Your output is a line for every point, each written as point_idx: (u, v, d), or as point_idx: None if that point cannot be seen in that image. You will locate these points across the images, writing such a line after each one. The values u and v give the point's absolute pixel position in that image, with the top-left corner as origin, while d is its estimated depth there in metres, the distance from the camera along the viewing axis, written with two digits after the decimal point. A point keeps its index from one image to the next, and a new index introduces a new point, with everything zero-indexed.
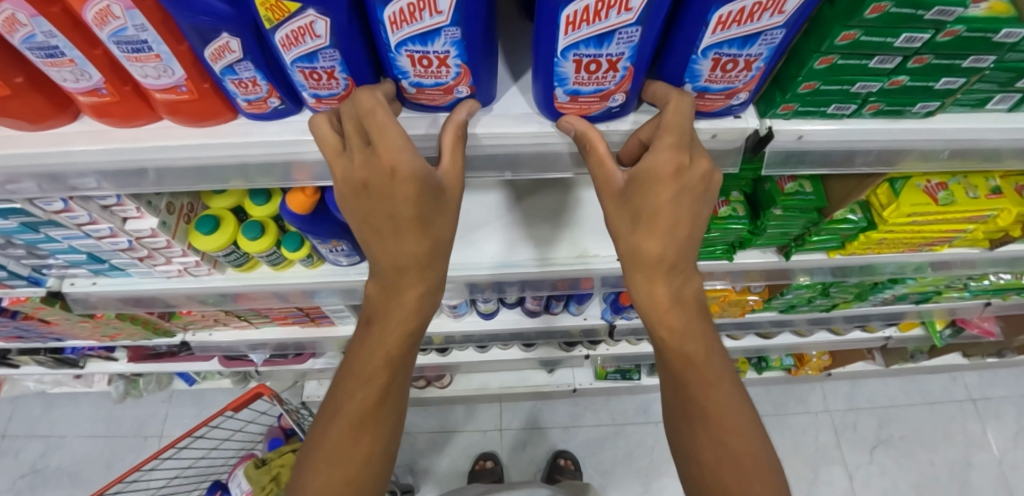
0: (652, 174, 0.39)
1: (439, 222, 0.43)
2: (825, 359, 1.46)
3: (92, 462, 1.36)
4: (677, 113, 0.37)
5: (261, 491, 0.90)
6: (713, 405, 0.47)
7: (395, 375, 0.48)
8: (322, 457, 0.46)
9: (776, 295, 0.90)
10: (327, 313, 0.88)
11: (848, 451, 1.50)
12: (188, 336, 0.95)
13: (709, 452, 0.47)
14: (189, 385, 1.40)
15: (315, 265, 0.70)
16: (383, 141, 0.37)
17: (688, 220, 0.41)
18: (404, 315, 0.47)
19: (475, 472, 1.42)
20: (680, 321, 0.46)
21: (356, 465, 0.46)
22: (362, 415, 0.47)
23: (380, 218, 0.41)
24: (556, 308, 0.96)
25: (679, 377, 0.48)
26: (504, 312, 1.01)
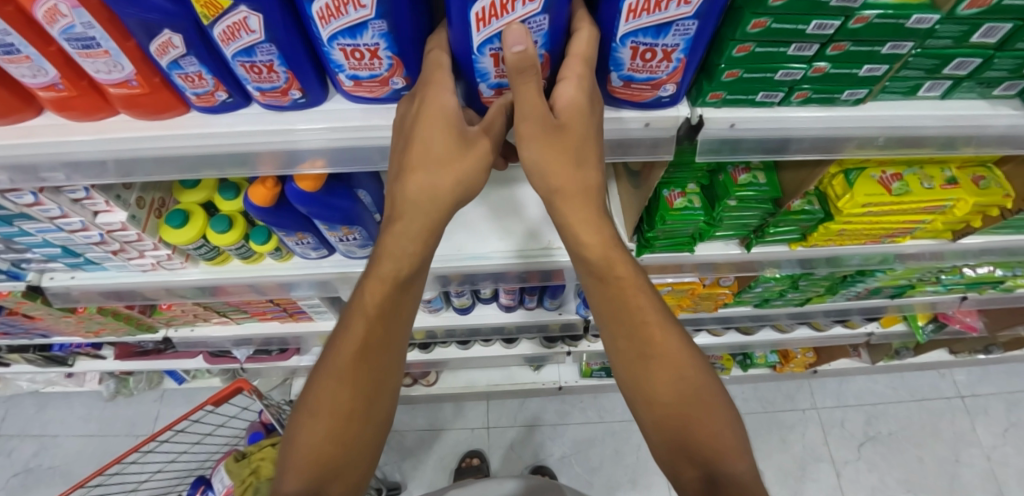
0: (574, 107, 0.40)
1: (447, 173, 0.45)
2: (810, 356, 1.46)
3: (84, 460, 1.38)
4: (589, 41, 0.38)
5: (240, 484, 0.91)
6: (664, 349, 0.49)
7: (379, 331, 0.50)
8: (312, 409, 0.50)
9: (746, 288, 0.91)
10: (304, 307, 0.90)
11: (836, 448, 1.50)
12: (170, 332, 0.98)
13: (664, 388, 0.49)
14: (179, 383, 1.42)
15: (285, 258, 0.72)
16: (436, 92, 0.39)
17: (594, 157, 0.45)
18: (384, 276, 0.49)
19: (462, 469, 1.43)
20: (625, 271, 0.49)
21: (345, 417, 0.50)
22: (350, 374, 0.50)
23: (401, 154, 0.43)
24: (531, 303, 0.98)
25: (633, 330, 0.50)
26: (481, 307, 1.03)
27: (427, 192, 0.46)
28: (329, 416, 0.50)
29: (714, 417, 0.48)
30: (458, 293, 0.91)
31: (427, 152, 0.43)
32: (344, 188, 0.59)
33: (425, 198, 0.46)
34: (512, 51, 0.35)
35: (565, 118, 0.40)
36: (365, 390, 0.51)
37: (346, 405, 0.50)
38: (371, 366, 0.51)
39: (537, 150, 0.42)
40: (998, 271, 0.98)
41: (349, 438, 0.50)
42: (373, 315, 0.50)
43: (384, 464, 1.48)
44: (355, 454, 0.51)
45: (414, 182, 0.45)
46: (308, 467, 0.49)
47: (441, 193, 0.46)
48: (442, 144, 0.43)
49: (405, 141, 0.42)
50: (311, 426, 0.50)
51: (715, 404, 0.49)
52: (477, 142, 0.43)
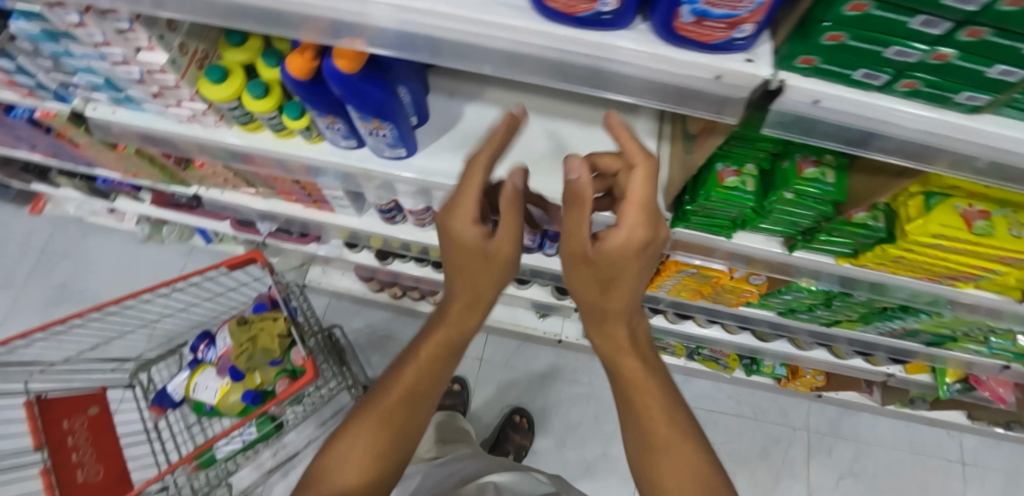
0: (622, 249, 0.46)
1: (490, 258, 0.52)
2: (820, 379, 1.39)
3: (113, 289, 1.49)
4: (643, 182, 0.45)
5: (237, 347, 0.97)
6: (673, 444, 0.54)
7: (422, 373, 0.59)
8: (349, 439, 0.57)
9: (775, 292, 0.85)
10: (327, 197, 0.90)
11: (815, 472, 1.47)
12: (201, 190, 1.00)
13: (671, 478, 0.53)
14: (206, 243, 1.48)
15: (314, 140, 0.71)
16: (472, 175, 0.49)
17: (641, 283, 0.52)
18: (437, 341, 0.59)
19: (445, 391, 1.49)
20: (631, 367, 0.56)
21: (367, 463, 0.56)
22: (381, 426, 0.57)
23: (446, 245, 0.53)
24: (551, 249, 0.95)
25: (643, 415, 0.56)
26: None
27: (469, 294, 0.56)
28: (365, 452, 0.56)
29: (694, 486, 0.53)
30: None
31: (461, 246, 0.51)
32: (382, 79, 0.56)
33: (465, 279, 0.55)
34: (571, 177, 0.44)
35: (603, 254, 0.47)
36: (401, 426, 0.58)
37: (382, 442, 0.56)
38: (401, 413, 0.58)
39: (576, 274, 0.51)
40: None
41: (377, 469, 0.56)
42: (421, 366, 0.59)
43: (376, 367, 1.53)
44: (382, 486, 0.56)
45: (457, 278, 0.55)
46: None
47: (480, 281, 0.54)
48: (467, 262, 0.52)
49: (444, 227, 0.51)
50: (333, 472, 0.55)
51: (699, 475, 0.53)
52: (501, 248, 0.51)
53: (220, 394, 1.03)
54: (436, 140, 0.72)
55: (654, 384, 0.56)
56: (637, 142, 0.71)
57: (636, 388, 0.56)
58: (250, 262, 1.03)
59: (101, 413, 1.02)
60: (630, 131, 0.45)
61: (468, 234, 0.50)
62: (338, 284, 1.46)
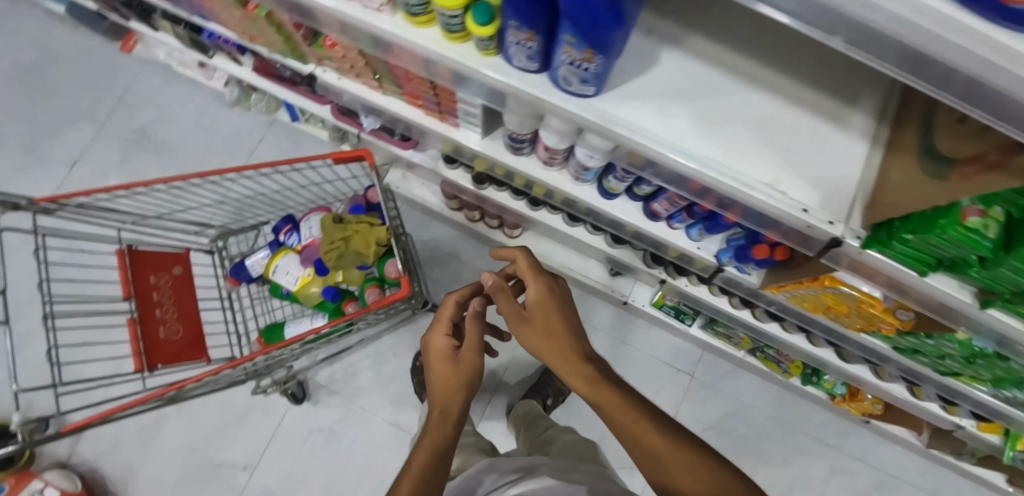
0: (536, 302, 0.76)
1: (464, 359, 0.79)
2: (876, 407, 1.32)
3: (191, 146, 1.47)
4: (528, 261, 0.81)
5: (329, 244, 0.93)
6: (669, 452, 0.60)
7: (437, 423, 0.73)
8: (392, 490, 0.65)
9: (918, 333, 0.79)
10: (461, 113, 0.83)
11: (831, 492, 1.45)
12: (318, 72, 0.93)
13: (687, 479, 0.58)
14: (292, 120, 1.42)
15: (486, 52, 0.62)
16: (440, 328, 0.84)
17: (567, 326, 0.74)
18: (441, 399, 0.76)
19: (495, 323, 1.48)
20: (610, 395, 0.66)
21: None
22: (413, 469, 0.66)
23: (438, 352, 0.81)
24: (679, 223, 0.88)
25: (639, 440, 0.63)
26: (623, 200, 0.92)
27: (455, 375, 0.78)
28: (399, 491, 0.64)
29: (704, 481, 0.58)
30: (620, 176, 0.80)
31: (441, 348, 0.81)
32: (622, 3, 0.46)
33: (452, 362, 0.79)
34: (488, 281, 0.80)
35: (530, 311, 0.75)
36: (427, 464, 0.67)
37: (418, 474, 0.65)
38: (432, 455, 0.68)
39: (526, 338, 0.75)
40: None
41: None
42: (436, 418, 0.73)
43: (436, 280, 1.53)
44: None
45: (443, 376, 0.78)
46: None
47: (465, 359, 0.79)
48: (445, 367, 0.78)
49: (428, 361, 0.82)
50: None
51: (705, 473, 0.58)
52: (464, 356, 0.80)
53: (302, 283, 1.04)
54: (627, 82, 0.63)
55: (624, 400, 0.66)
56: (849, 139, 0.64)
57: (623, 423, 0.65)
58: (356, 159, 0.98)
59: (185, 274, 1.02)
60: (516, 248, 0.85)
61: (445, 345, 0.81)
62: (416, 193, 1.40)
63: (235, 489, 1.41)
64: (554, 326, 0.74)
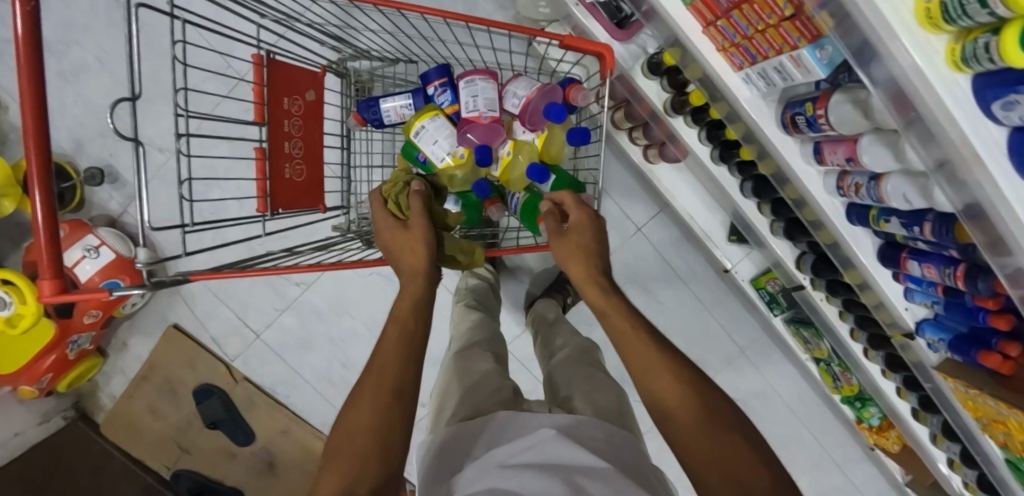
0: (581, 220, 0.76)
1: (417, 248, 0.71)
2: (894, 446, 1.39)
3: None
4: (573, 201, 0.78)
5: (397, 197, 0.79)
6: (664, 377, 0.59)
7: (403, 322, 0.62)
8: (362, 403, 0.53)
9: None
10: (767, 65, 0.61)
11: (803, 481, 1.61)
12: None
13: (683, 415, 0.56)
14: None
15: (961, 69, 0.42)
16: (388, 222, 0.75)
17: (591, 237, 0.75)
18: (404, 300, 0.65)
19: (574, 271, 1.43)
20: (624, 325, 0.66)
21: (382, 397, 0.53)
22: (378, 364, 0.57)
23: (399, 241, 0.73)
24: (913, 285, 0.75)
25: (630, 354, 0.63)
26: (864, 231, 0.77)
27: (413, 269, 0.70)
28: (372, 403, 0.53)
29: (650, 365, 0.61)
30: (913, 229, 0.65)
31: (400, 232, 0.74)
32: None
33: (412, 268, 0.70)
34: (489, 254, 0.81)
35: (569, 228, 0.76)
36: (404, 372, 0.56)
37: (389, 393, 0.54)
38: (401, 335, 0.60)
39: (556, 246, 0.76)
40: None
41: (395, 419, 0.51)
42: (399, 321, 0.62)
43: None
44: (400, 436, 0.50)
45: (410, 283, 0.68)
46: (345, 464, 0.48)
47: (419, 257, 0.70)
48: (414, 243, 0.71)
49: (389, 248, 0.74)
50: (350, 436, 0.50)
51: (687, 399, 0.57)
52: (415, 229, 0.73)
53: (448, 166, 0.86)
54: None
55: (643, 343, 0.63)
56: None
57: (629, 357, 0.63)
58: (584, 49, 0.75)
59: (316, 103, 0.83)
60: (567, 193, 0.80)
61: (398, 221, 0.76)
62: None
63: (284, 300, 1.40)
64: (586, 246, 0.74)
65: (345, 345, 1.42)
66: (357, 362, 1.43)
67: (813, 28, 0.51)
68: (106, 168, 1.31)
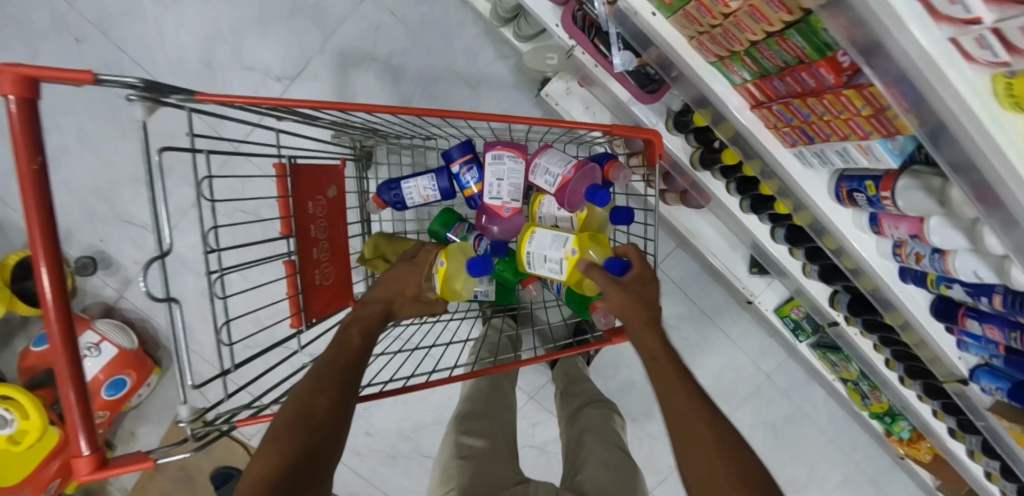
0: (642, 277, 0.70)
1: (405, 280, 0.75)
2: (926, 457, 1.40)
3: None
4: (640, 261, 0.72)
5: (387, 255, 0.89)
6: (709, 439, 0.55)
7: (359, 349, 0.65)
8: (293, 408, 0.55)
9: None
10: (827, 148, 0.59)
11: (836, 492, 1.62)
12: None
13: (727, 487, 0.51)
14: None
15: None
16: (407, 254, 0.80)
17: (648, 292, 0.69)
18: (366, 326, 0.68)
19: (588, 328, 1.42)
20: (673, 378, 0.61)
21: (313, 399, 0.56)
22: (323, 368, 0.61)
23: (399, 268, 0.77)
24: (966, 336, 0.75)
25: (676, 409, 0.58)
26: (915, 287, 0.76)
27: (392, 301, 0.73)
28: (293, 412, 0.55)
29: (687, 422, 0.57)
30: (979, 296, 0.63)
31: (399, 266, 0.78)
32: None
33: (394, 290, 0.74)
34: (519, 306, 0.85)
35: (629, 276, 0.70)
36: (330, 398, 0.57)
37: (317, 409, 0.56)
38: (347, 351, 0.64)
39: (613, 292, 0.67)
40: None
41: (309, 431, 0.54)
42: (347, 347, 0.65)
43: None
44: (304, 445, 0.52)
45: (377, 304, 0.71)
46: (288, 448, 0.52)
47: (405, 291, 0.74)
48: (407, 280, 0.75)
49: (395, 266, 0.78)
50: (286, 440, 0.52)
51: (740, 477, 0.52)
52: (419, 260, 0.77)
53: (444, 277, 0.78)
54: None
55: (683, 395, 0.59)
56: None
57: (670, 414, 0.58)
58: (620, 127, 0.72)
59: (337, 198, 0.79)
60: (636, 253, 0.73)
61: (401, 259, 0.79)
62: (573, 116, 1.15)
63: None
64: (646, 299, 0.68)
65: (368, 410, 1.37)
66: (380, 426, 1.38)
67: (891, 127, 0.49)
68: (97, 254, 1.24)
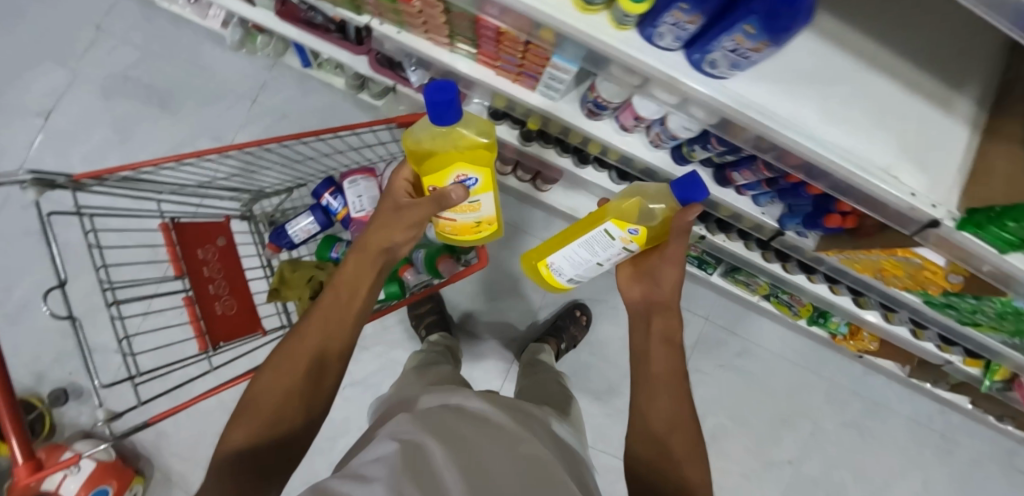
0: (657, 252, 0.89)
1: (389, 227, 0.75)
2: (873, 345, 1.46)
3: (190, 90, 1.37)
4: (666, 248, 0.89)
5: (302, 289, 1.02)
6: (668, 401, 0.71)
7: (350, 302, 0.73)
8: (279, 368, 0.65)
9: (961, 294, 0.85)
10: (543, 77, 0.78)
11: (823, 414, 1.63)
12: (375, 24, 0.84)
13: (663, 432, 0.68)
14: (303, 66, 1.31)
15: (621, 27, 0.58)
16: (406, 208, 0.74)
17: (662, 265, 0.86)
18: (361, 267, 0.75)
19: (574, 318, 1.49)
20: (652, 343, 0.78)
21: (306, 360, 0.66)
22: (310, 323, 0.69)
23: (399, 214, 0.74)
24: (750, 191, 0.89)
25: (655, 366, 0.75)
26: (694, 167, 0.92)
27: (374, 253, 0.76)
28: (287, 372, 0.65)
29: (668, 395, 0.72)
30: (710, 147, 0.79)
31: (393, 215, 0.75)
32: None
33: (376, 249, 0.75)
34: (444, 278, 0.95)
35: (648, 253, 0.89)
36: (317, 357, 0.67)
37: (301, 372, 0.65)
38: (343, 303, 0.72)
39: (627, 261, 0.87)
40: None
41: (302, 393, 0.64)
42: (337, 299, 0.72)
43: None
44: (298, 406, 0.64)
45: (354, 264, 0.75)
46: (285, 407, 0.63)
47: (373, 250, 0.76)
48: (375, 240, 0.76)
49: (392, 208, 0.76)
50: (266, 404, 0.62)
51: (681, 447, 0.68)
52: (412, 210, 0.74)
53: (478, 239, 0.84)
54: (766, 62, 0.60)
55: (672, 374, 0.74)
56: (951, 123, 0.65)
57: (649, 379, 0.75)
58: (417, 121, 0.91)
59: (229, 245, 0.96)
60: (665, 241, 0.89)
61: (399, 197, 0.77)
62: None
63: None
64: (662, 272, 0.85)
65: None
66: None
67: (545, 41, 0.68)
68: (69, 385, 1.38)
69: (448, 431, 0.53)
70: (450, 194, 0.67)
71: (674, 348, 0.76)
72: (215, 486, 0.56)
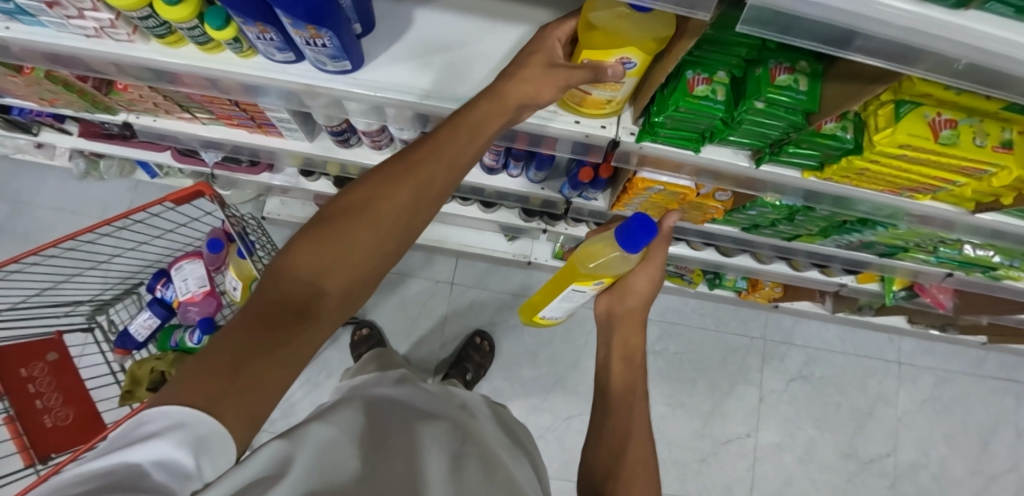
0: None
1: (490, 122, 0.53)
2: (777, 290, 1.43)
3: (60, 230, 1.45)
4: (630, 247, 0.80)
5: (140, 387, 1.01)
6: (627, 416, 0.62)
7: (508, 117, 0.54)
8: (367, 191, 0.47)
9: (740, 207, 0.85)
10: (273, 122, 0.84)
11: (767, 376, 1.53)
12: (131, 118, 0.91)
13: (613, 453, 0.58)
14: (152, 177, 1.39)
15: (246, 55, 0.63)
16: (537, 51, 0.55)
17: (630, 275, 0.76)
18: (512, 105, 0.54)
19: (473, 345, 1.46)
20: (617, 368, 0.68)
21: (396, 226, 0.47)
22: (460, 120, 0.51)
23: (519, 92, 0.53)
24: (516, 170, 0.91)
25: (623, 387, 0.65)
26: None
27: (482, 121, 0.52)
28: (372, 229, 0.45)
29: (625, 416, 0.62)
30: None
31: (522, 83, 0.53)
32: None
33: (478, 121, 0.52)
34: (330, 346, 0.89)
35: None
36: (413, 229, 0.49)
37: (398, 211, 0.47)
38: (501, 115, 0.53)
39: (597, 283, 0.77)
40: (995, 256, 0.91)
41: (385, 248, 0.46)
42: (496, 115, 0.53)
43: None
44: (372, 272, 0.46)
45: (522, 85, 0.53)
46: (350, 271, 0.44)
47: (486, 125, 0.52)
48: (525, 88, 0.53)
49: (511, 75, 0.53)
50: (356, 231, 0.44)
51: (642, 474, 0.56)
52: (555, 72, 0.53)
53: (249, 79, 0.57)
54: (396, 48, 0.65)
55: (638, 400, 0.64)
56: None
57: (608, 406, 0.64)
58: (197, 196, 0.96)
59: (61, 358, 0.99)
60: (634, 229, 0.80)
61: (552, 68, 0.53)
62: (297, 215, 1.43)
63: None
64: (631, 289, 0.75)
65: None
66: None
67: None
68: None
69: (476, 461, 0.45)
70: (605, 70, 0.51)
71: (635, 366, 0.68)
72: (236, 337, 0.36)
